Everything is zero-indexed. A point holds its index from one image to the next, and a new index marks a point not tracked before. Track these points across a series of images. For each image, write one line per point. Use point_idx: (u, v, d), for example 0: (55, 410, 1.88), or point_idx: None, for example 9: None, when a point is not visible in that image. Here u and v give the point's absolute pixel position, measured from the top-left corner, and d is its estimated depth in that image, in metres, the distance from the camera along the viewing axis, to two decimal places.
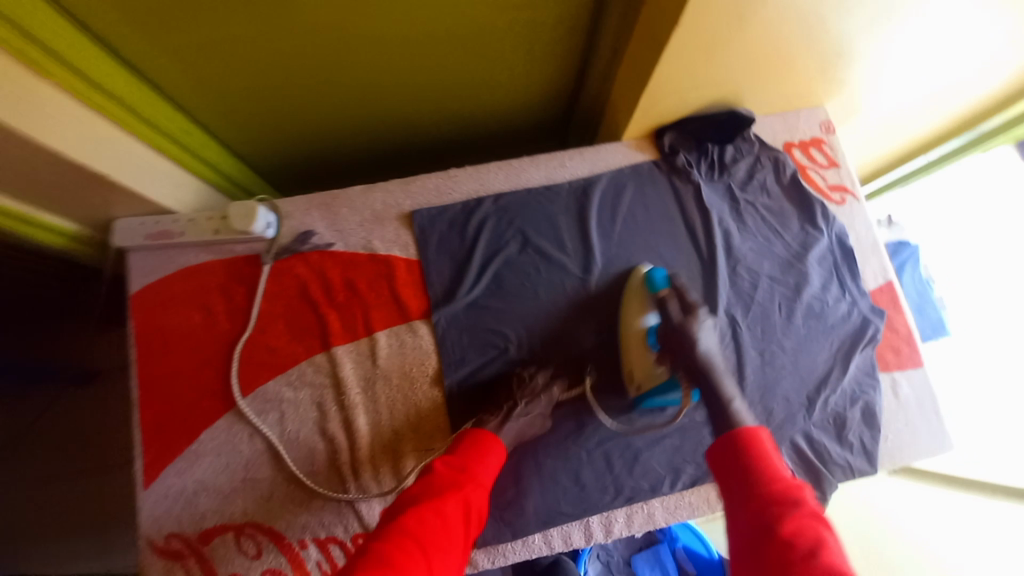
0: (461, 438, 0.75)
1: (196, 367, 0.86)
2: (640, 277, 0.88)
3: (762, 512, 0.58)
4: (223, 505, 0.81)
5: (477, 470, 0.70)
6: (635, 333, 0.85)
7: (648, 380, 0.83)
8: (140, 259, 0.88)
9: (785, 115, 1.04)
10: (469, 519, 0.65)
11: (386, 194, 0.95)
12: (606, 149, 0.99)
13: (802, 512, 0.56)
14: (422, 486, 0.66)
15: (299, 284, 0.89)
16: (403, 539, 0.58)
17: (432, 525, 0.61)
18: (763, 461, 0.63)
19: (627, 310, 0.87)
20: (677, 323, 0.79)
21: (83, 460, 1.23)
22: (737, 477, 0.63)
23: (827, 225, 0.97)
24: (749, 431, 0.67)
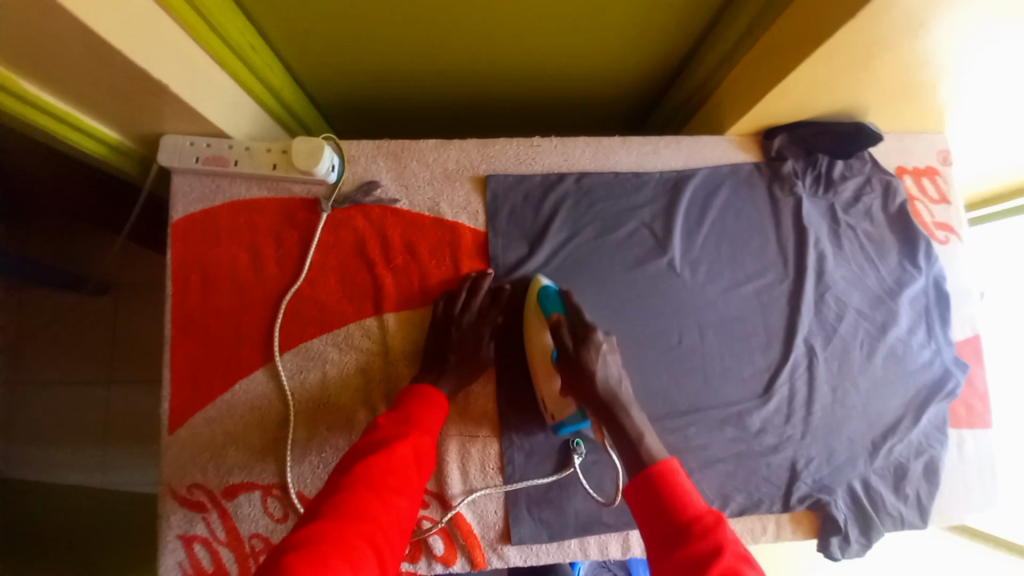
0: (401, 396, 0.71)
1: (237, 311, 0.79)
2: (536, 291, 0.79)
3: (689, 565, 0.54)
4: (251, 463, 0.76)
5: (421, 419, 0.67)
6: (540, 352, 0.77)
7: (562, 410, 0.76)
8: (185, 183, 0.80)
9: (902, 137, 0.94)
10: (420, 466, 0.63)
11: (461, 153, 0.85)
12: (706, 142, 0.89)
13: (728, 557, 0.54)
14: (367, 440, 0.63)
15: (356, 240, 0.82)
16: (355, 488, 0.56)
17: (385, 472, 0.59)
18: (683, 502, 0.59)
19: (528, 330, 0.79)
20: (573, 352, 0.71)
21: (92, 370, 1.15)
22: (656, 523, 0.59)
23: (928, 264, 0.90)
24: (661, 466, 0.62)
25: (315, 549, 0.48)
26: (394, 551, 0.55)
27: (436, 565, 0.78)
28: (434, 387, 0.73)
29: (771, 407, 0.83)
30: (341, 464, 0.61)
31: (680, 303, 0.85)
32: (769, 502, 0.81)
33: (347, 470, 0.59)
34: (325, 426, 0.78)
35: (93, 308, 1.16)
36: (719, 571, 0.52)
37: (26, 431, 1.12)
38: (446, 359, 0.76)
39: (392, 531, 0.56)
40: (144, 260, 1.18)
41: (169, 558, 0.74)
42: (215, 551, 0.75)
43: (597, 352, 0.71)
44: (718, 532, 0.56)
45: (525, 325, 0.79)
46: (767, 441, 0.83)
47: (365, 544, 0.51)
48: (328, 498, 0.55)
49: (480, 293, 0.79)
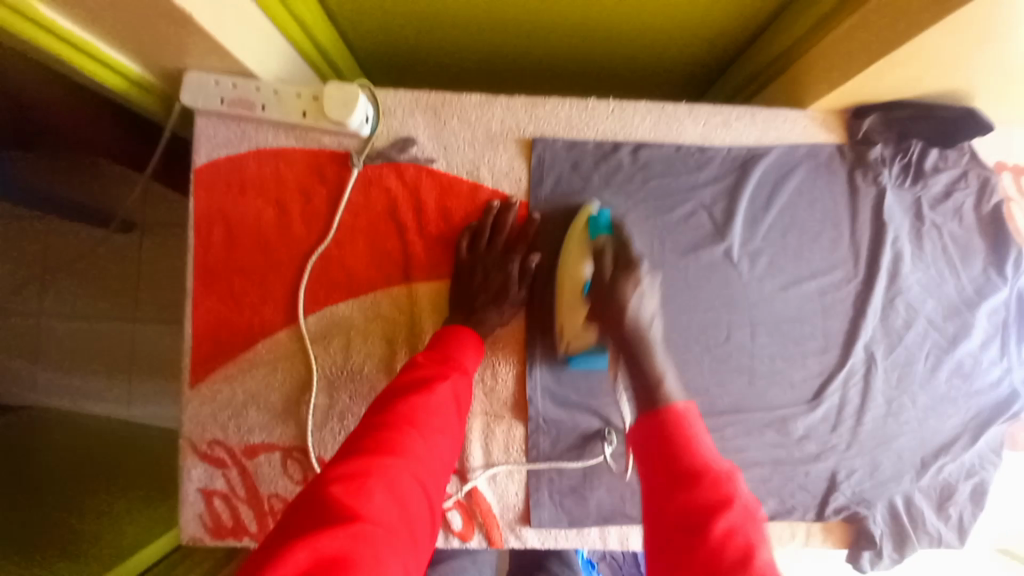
0: (435, 337, 0.68)
1: (262, 269, 0.75)
2: (585, 219, 0.74)
3: (688, 519, 0.46)
4: (272, 425, 0.75)
5: (457, 359, 0.64)
6: (570, 280, 0.73)
7: (578, 340, 0.73)
8: (210, 126, 0.74)
9: (1011, 128, 0.82)
10: (459, 408, 0.61)
11: (507, 111, 0.77)
12: (785, 116, 0.79)
13: (735, 514, 0.45)
14: (405, 377, 0.60)
15: (387, 201, 0.75)
16: (393, 420, 0.53)
17: (425, 408, 0.56)
18: (684, 449, 0.51)
19: (564, 257, 0.74)
20: (608, 283, 0.65)
21: (117, 309, 1.13)
22: (654, 471, 0.51)
23: (1015, 274, 0.80)
24: (669, 411, 0.54)
25: (355, 480, 0.46)
26: (435, 487, 0.53)
27: (452, 540, 0.77)
28: (466, 325, 0.70)
29: (818, 415, 0.78)
30: (377, 400, 0.58)
31: (732, 296, 0.78)
32: (801, 511, 0.78)
33: (383, 406, 0.56)
34: (348, 395, 0.75)
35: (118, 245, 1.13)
36: (723, 525, 0.45)
37: (54, 358, 1.11)
38: (474, 298, 0.72)
39: (436, 468, 0.54)
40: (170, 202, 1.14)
41: (189, 510, 0.74)
42: (234, 506, 0.75)
43: (635, 284, 0.64)
44: (724, 485, 0.48)
45: (563, 249, 0.75)
46: (809, 449, 0.78)
47: (407, 478, 0.49)
48: (364, 432, 0.53)
49: (505, 229, 0.75)
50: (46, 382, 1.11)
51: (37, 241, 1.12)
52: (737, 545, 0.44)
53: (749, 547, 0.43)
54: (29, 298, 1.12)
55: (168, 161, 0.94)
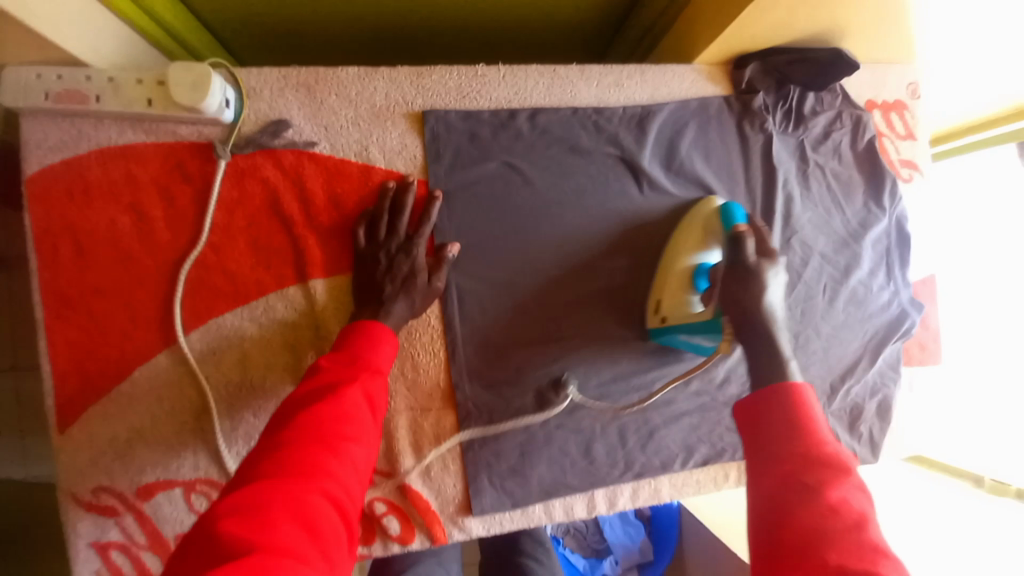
0: (340, 336, 0.62)
1: (126, 286, 0.65)
2: (709, 206, 0.75)
3: (803, 483, 0.43)
4: (167, 458, 0.66)
5: (370, 359, 0.58)
6: (682, 262, 0.73)
7: (676, 315, 0.72)
8: (38, 128, 0.63)
9: (875, 68, 0.88)
10: (376, 410, 0.55)
11: (391, 84, 0.72)
12: (673, 72, 0.80)
13: (851, 490, 0.42)
14: (309, 384, 0.53)
15: (267, 193, 0.68)
16: (298, 438, 0.47)
17: (334, 417, 0.50)
18: (806, 421, 0.48)
19: (681, 237, 0.75)
20: (748, 261, 0.62)
21: None
22: (770, 434, 0.48)
23: (892, 204, 0.87)
24: (789, 387, 0.51)
25: (256, 512, 0.39)
26: (357, 502, 0.48)
27: (392, 546, 0.73)
28: (376, 321, 0.63)
29: (735, 356, 0.81)
30: (277, 417, 0.51)
31: (645, 252, 0.78)
32: (731, 451, 0.81)
33: (285, 424, 0.49)
34: (251, 413, 0.68)
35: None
36: (835, 493, 0.42)
37: None
38: (381, 288, 0.66)
39: (353, 480, 0.48)
40: None
41: (84, 568, 0.65)
42: (136, 557, 0.66)
43: (774, 266, 0.61)
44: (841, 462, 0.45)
45: (680, 230, 0.76)
46: (731, 390, 0.82)
47: (321, 498, 0.43)
48: (262, 458, 0.46)
49: (405, 211, 0.69)
50: None
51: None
52: (851, 518, 0.40)
53: (863, 517, 0.40)
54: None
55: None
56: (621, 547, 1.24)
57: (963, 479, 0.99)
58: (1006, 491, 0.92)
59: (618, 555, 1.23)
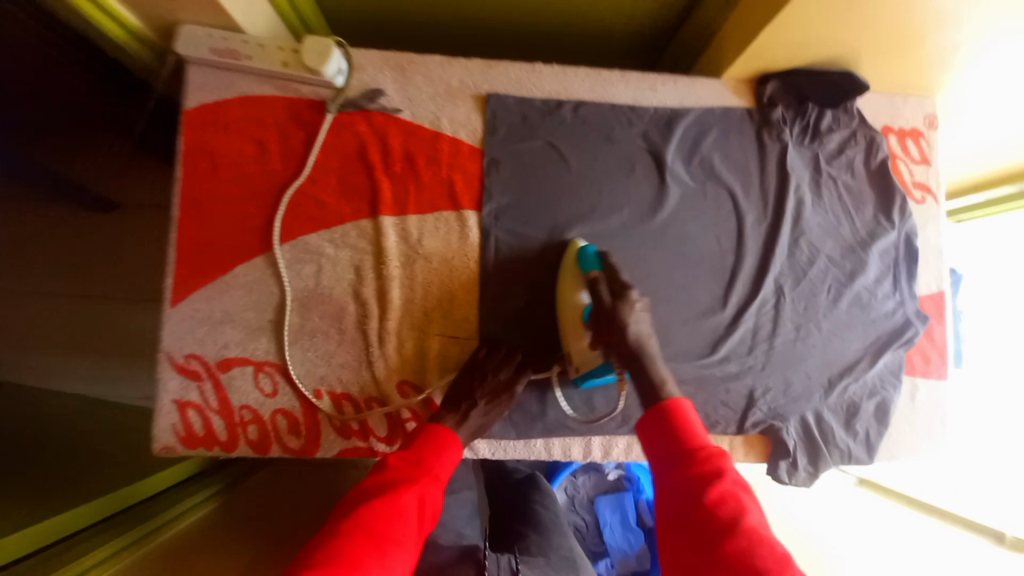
0: (413, 435, 0.73)
1: (241, 201, 0.83)
2: (574, 253, 0.83)
3: (693, 487, 0.59)
4: (247, 340, 0.82)
5: (434, 464, 0.68)
6: (570, 310, 0.81)
7: (586, 362, 0.79)
8: (199, 75, 0.83)
9: (891, 97, 0.97)
10: (423, 514, 0.64)
11: (465, 71, 0.89)
12: (702, 84, 0.93)
13: (726, 482, 0.59)
14: (376, 481, 0.65)
15: (357, 144, 0.85)
16: (357, 533, 0.58)
17: (389, 519, 0.60)
18: (687, 432, 0.65)
19: (562, 288, 0.83)
20: (609, 306, 0.74)
21: (93, 286, 1.18)
22: (665, 452, 0.65)
23: (902, 220, 0.93)
24: (672, 404, 0.68)
25: None
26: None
27: None
28: (450, 430, 0.74)
29: (737, 336, 0.88)
30: (346, 507, 0.62)
31: (662, 234, 0.89)
32: (724, 424, 0.88)
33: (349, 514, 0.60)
34: (318, 316, 0.83)
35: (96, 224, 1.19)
36: (716, 491, 0.58)
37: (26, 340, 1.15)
38: (475, 401, 0.77)
39: None
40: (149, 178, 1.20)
41: (164, 419, 0.80)
42: (207, 417, 0.81)
43: (632, 309, 0.74)
44: (717, 461, 0.61)
45: (559, 281, 0.84)
46: (729, 368, 0.88)
47: None
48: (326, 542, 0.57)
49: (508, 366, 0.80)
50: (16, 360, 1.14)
51: (12, 214, 1.16)
52: (729, 509, 0.56)
53: (737, 507, 0.56)
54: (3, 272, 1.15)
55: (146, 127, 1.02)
56: (618, 552, 1.22)
57: (982, 535, 0.98)
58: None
59: (614, 559, 1.21)
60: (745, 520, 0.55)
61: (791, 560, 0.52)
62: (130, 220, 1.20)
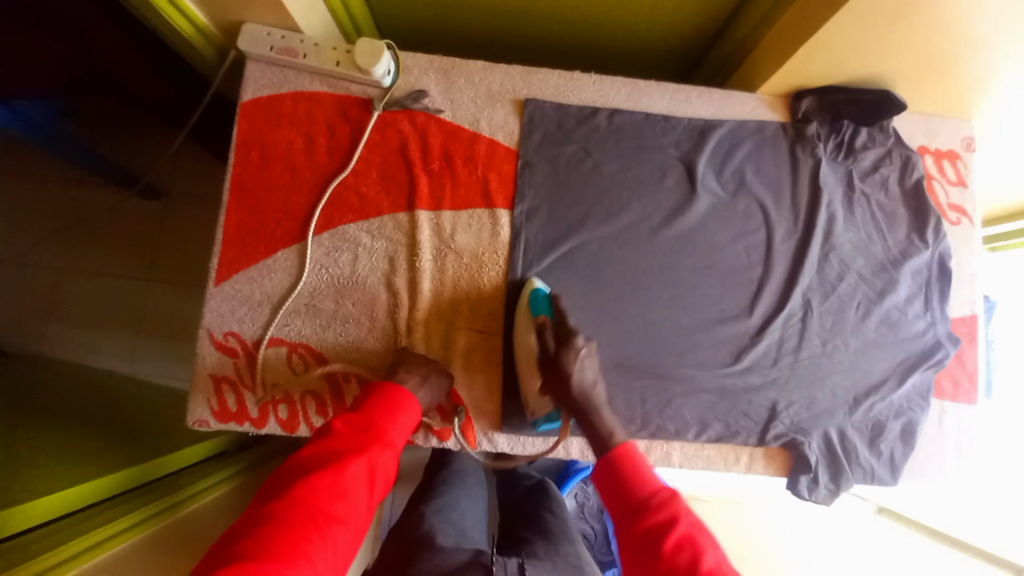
0: (361, 401, 0.70)
1: (288, 189, 0.88)
2: (527, 295, 0.85)
3: (647, 541, 0.59)
4: (284, 321, 0.86)
5: (382, 430, 0.67)
6: (525, 352, 0.84)
7: (541, 406, 0.83)
8: (257, 70, 0.89)
9: (929, 118, 0.97)
10: (372, 484, 0.62)
11: (506, 77, 0.93)
12: (737, 97, 0.95)
13: (683, 526, 0.59)
14: (321, 450, 0.61)
15: (400, 141, 0.89)
16: (295, 513, 0.53)
17: (332, 492, 0.57)
18: (641, 478, 0.65)
19: (516, 329, 0.85)
20: (554, 352, 0.78)
21: (135, 267, 1.24)
22: (619, 503, 0.65)
23: (936, 241, 0.93)
24: (622, 450, 0.69)
25: None
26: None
27: (432, 439, 0.87)
28: (398, 386, 0.74)
29: (761, 347, 0.88)
30: (283, 481, 0.58)
31: (691, 242, 0.91)
32: (745, 434, 0.87)
33: (288, 491, 0.56)
34: (351, 302, 0.87)
35: (140, 210, 1.25)
36: (673, 538, 0.58)
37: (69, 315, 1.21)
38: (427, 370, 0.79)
39: (327, 561, 0.53)
40: (195, 167, 1.27)
41: (200, 393, 0.84)
42: (241, 393, 0.84)
43: (575, 355, 0.77)
44: (671, 505, 0.61)
45: (514, 326, 0.86)
46: (752, 380, 0.88)
47: None
48: (262, 523, 0.52)
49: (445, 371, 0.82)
50: (57, 333, 1.19)
51: (68, 195, 1.23)
52: (689, 553, 0.56)
53: (695, 551, 0.56)
54: (53, 250, 1.21)
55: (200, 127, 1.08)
56: None
57: None
58: None
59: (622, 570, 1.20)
60: (705, 564, 0.55)
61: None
62: (175, 206, 1.26)
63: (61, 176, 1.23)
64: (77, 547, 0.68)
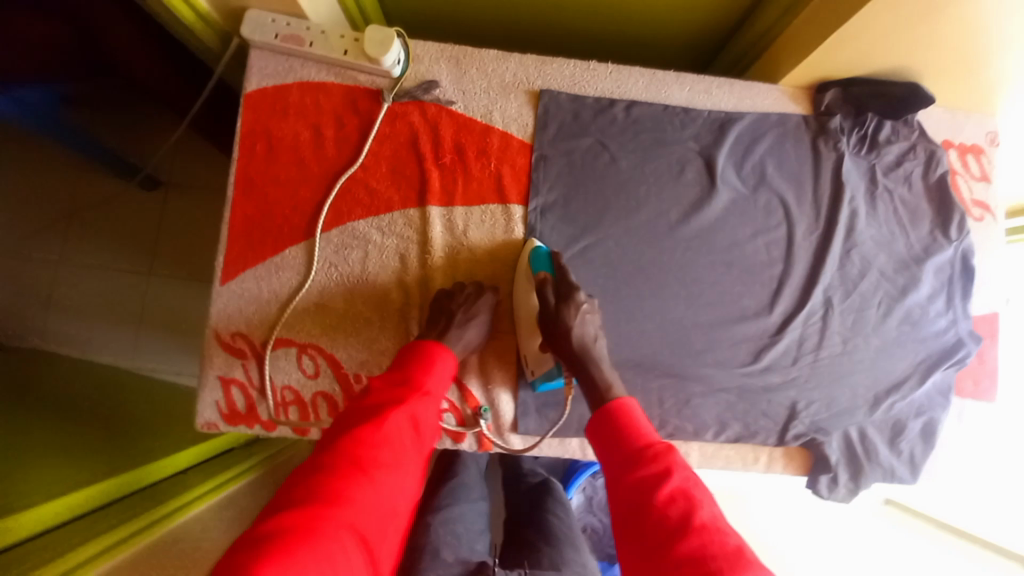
0: (398, 359, 0.71)
1: (294, 184, 0.84)
2: (527, 253, 0.83)
3: (638, 493, 0.55)
4: (292, 321, 0.83)
5: (422, 382, 0.66)
6: (525, 311, 0.82)
7: (539, 365, 0.80)
8: (261, 59, 0.85)
9: (954, 112, 0.94)
10: (417, 432, 0.62)
11: (520, 66, 0.89)
12: (759, 89, 0.92)
13: (677, 478, 0.55)
14: (364, 403, 0.62)
15: (410, 133, 0.86)
16: (343, 458, 0.54)
17: (379, 438, 0.57)
18: (633, 431, 0.61)
19: (516, 288, 0.84)
20: (553, 308, 0.76)
21: (134, 261, 1.21)
22: (610, 456, 0.61)
23: (960, 237, 0.91)
24: (617, 403, 0.65)
25: (292, 530, 0.45)
26: (383, 534, 0.52)
27: (446, 441, 0.86)
28: (438, 342, 0.74)
29: (781, 346, 0.87)
30: (330, 433, 0.59)
31: (710, 239, 0.88)
32: (764, 435, 0.86)
33: (336, 441, 0.56)
34: (361, 301, 0.84)
35: (138, 202, 1.22)
36: (665, 492, 0.53)
37: (69, 309, 1.18)
38: (453, 314, 0.77)
39: (382, 503, 0.53)
40: (193, 158, 1.23)
41: (208, 396, 0.82)
42: (249, 395, 0.82)
43: (576, 311, 0.75)
44: (664, 458, 0.57)
45: (513, 284, 0.84)
46: (772, 379, 0.86)
47: (348, 532, 0.48)
48: (313, 471, 0.52)
49: (482, 301, 0.80)
50: (58, 327, 1.17)
51: (65, 186, 1.20)
52: (682, 506, 0.52)
53: (689, 505, 0.52)
54: (51, 241, 1.18)
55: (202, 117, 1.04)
56: None
57: None
58: None
59: None
60: (697, 517, 0.51)
61: (746, 556, 0.48)
62: (174, 198, 1.23)
63: (60, 167, 1.19)
64: (86, 553, 0.65)
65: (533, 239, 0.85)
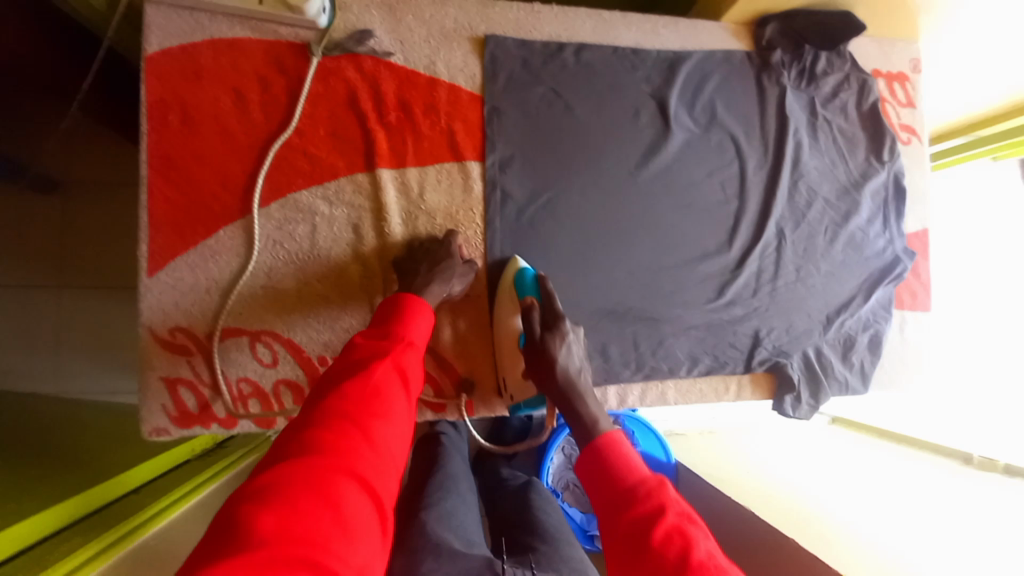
0: (376, 317, 0.65)
1: (221, 156, 0.75)
2: (512, 274, 0.80)
3: (635, 530, 0.51)
4: (240, 306, 0.76)
5: (403, 333, 0.62)
6: (507, 335, 0.80)
7: (519, 390, 0.80)
8: (160, 15, 0.74)
9: (881, 42, 0.98)
10: (406, 382, 0.57)
11: (459, 11, 0.83)
12: (702, 27, 0.91)
13: (672, 517, 0.51)
14: (345, 360, 0.56)
15: (348, 91, 0.79)
16: (331, 415, 0.48)
17: (366, 391, 0.52)
18: (625, 468, 0.58)
19: (498, 309, 0.80)
20: (539, 338, 0.72)
21: (41, 275, 1.06)
22: (602, 495, 0.57)
23: (891, 159, 0.96)
24: (605, 439, 0.62)
25: (283, 486, 0.39)
26: (389, 482, 0.48)
27: (426, 414, 0.83)
28: (414, 296, 0.69)
29: (742, 279, 0.90)
30: (313, 393, 0.53)
31: (670, 181, 0.89)
32: (732, 365, 0.89)
33: (320, 399, 0.51)
34: (316, 278, 0.78)
35: (34, 201, 1.06)
36: (661, 531, 0.50)
37: None
38: (417, 271, 0.74)
39: (381, 453, 0.48)
40: (94, 148, 1.08)
41: (152, 399, 0.73)
42: (201, 393, 0.75)
43: (562, 341, 0.73)
44: (658, 494, 0.54)
45: (495, 305, 0.81)
46: (736, 312, 0.89)
47: (350, 481, 0.43)
48: (299, 432, 0.47)
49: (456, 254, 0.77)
50: None
51: None
52: (679, 544, 0.48)
53: (687, 543, 0.48)
54: None
55: (97, 95, 0.89)
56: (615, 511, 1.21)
57: (951, 458, 0.97)
58: (995, 467, 0.91)
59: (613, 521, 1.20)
60: (697, 557, 0.47)
61: None
62: (80, 200, 1.08)
63: None
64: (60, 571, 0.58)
65: (517, 258, 0.82)
